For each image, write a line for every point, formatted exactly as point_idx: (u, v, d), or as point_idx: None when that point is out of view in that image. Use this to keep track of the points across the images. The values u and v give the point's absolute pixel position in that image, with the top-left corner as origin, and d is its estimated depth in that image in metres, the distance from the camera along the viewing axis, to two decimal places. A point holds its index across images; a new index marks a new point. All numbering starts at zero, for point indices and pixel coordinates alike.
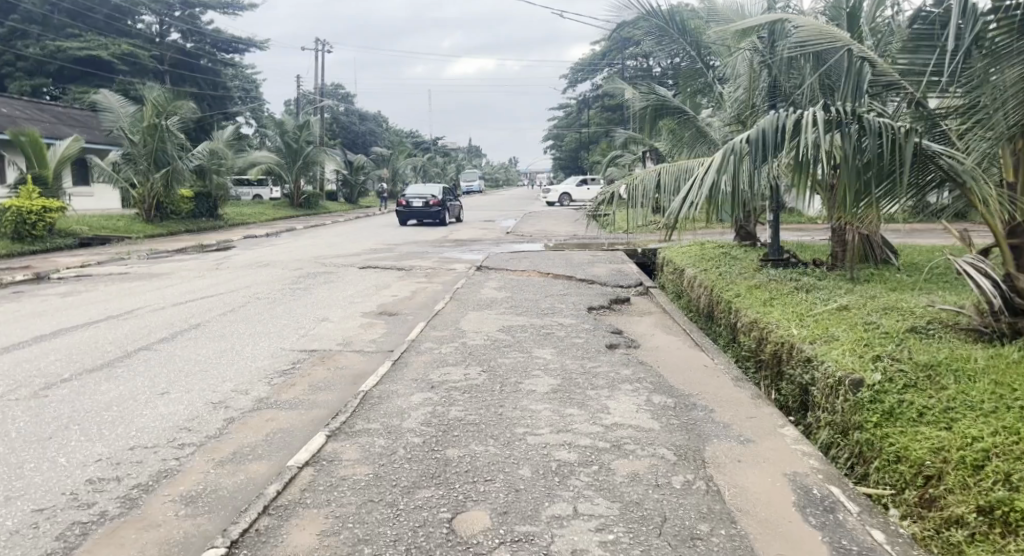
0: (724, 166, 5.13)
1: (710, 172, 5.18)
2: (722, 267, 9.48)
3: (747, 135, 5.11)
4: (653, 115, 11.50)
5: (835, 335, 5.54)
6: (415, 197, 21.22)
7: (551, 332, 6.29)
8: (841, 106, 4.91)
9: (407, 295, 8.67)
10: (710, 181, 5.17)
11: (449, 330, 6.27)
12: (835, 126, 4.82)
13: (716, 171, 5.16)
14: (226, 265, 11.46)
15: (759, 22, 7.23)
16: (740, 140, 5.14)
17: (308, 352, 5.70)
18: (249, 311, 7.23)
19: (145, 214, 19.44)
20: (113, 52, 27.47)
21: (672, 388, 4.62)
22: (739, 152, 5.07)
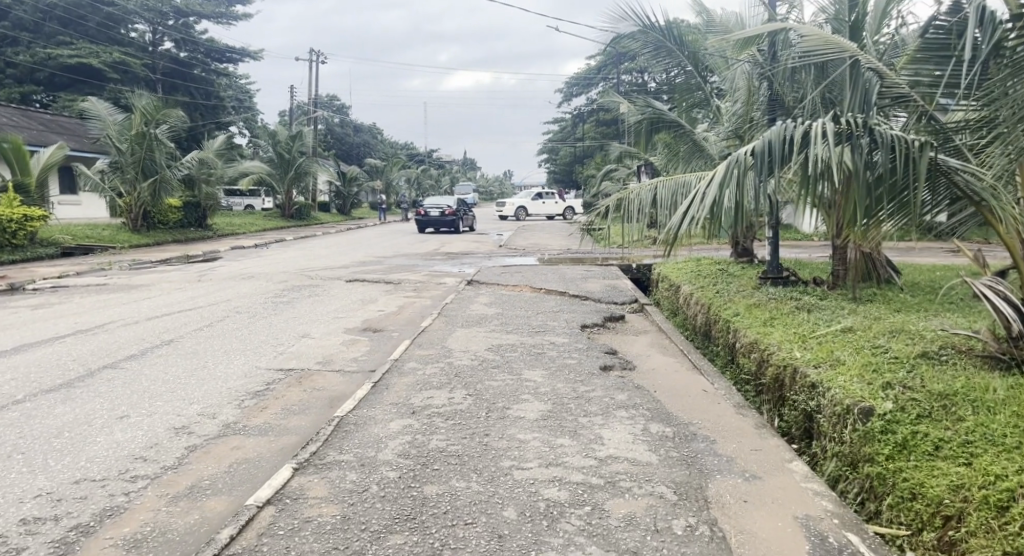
0: (728, 179, 4.88)
1: (713, 187, 4.91)
2: (719, 285, 9.21)
3: (751, 148, 4.91)
4: (648, 128, 11.26)
5: (840, 358, 5.26)
6: (432, 207, 22.40)
7: (543, 351, 6.00)
8: (851, 118, 4.70)
9: (394, 310, 8.37)
10: (713, 196, 4.88)
11: (435, 349, 5.97)
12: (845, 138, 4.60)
13: (719, 184, 4.89)
14: (209, 277, 11.17)
15: (760, 31, 6.97)
16: (744, 153, 4.92)
17: (286, 372, 5.39)
18: (227, 326, 6.92)
19: (132, 223, 19.06)
20: (104, 60, 27.16)
21: (669, 415, 4.33)
22: (744, 164, 4.84)
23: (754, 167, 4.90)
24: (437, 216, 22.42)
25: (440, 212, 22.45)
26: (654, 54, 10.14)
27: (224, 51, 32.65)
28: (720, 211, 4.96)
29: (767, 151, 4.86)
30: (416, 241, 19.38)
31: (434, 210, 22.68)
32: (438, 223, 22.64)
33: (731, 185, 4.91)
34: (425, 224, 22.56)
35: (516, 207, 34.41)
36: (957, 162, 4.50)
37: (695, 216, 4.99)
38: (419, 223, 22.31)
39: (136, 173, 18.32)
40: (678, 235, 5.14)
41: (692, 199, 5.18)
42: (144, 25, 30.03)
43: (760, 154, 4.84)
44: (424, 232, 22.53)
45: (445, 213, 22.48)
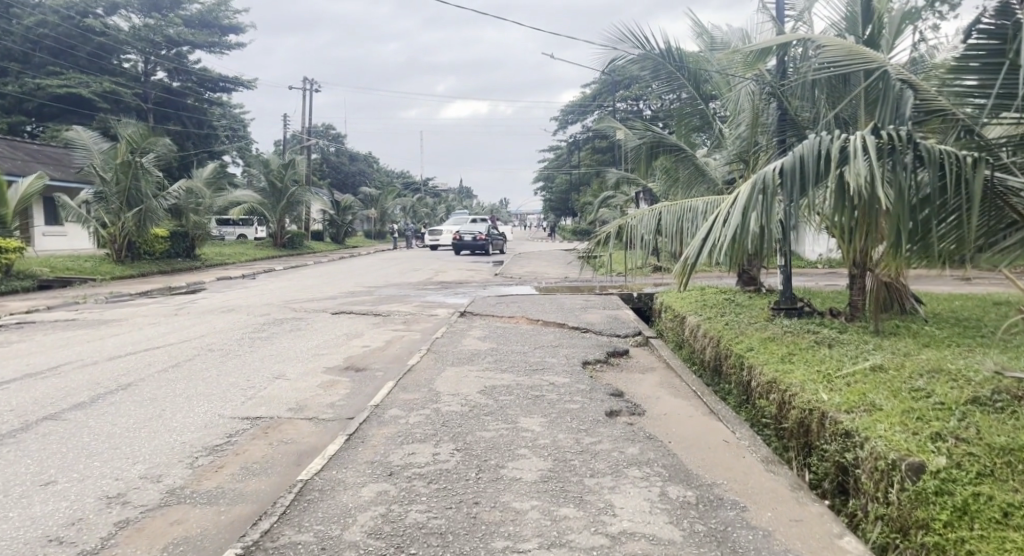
0: (754, 201, 4.38)
1: (737, 211, 4.40)
2: (728, 315, 8.64)
3: (778, 165, 4.44)
4: (647, 153, 10.68)
5: (875, 402, 4.71)
6: (467, 232, 24.51)
7: (541, 394, 5.38)
8: (893, 130, 4.21)
9: (379, 346, 7.77)
10: (738, 221, 4.37)
11: (421, 392, 5.34)
12: (886, 153, 4.11)
13: (745, 207, 4.38)
14: (186, 310, 10.50)
15: (777, 41, 6.48)
16: (770, 171, 4.45)
17: (253, 422, 4.78)
18: (195, 367, 6.32)
19: (115, 254, 18.39)
20: (94, 89, 26.61)
21: (689, 474, 3.74)
22: (772, 185, 4.36)
23: (782, 187, 4.41)
24: (472, 240, 24.56)
25: (473, 236, 24.72)
26: (654, 75, 9.69)
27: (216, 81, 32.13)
28: (745, 238, 4.46)
29: (797, 169, 4.40)
30: (408, 269, 18.75)
31: (468, 235, 25.01)
32: (472, 246, 24.94)
33: (758, 208, 4.42)
34: (461, 248, 25.00)
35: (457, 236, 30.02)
36: (1018, 181, 4.12)
37: (718, 243, 4.48)
38: (457, 246, 24.47)
39: (120, 203, 17.75)
40: (698, 263, 4.62)
41: (713, 223, 4.68)
42: (136, 54, 29.44)
43: (789, 172, 4.38)
44: (459, 254, 25.01)
45: (477, 237, 24.90)
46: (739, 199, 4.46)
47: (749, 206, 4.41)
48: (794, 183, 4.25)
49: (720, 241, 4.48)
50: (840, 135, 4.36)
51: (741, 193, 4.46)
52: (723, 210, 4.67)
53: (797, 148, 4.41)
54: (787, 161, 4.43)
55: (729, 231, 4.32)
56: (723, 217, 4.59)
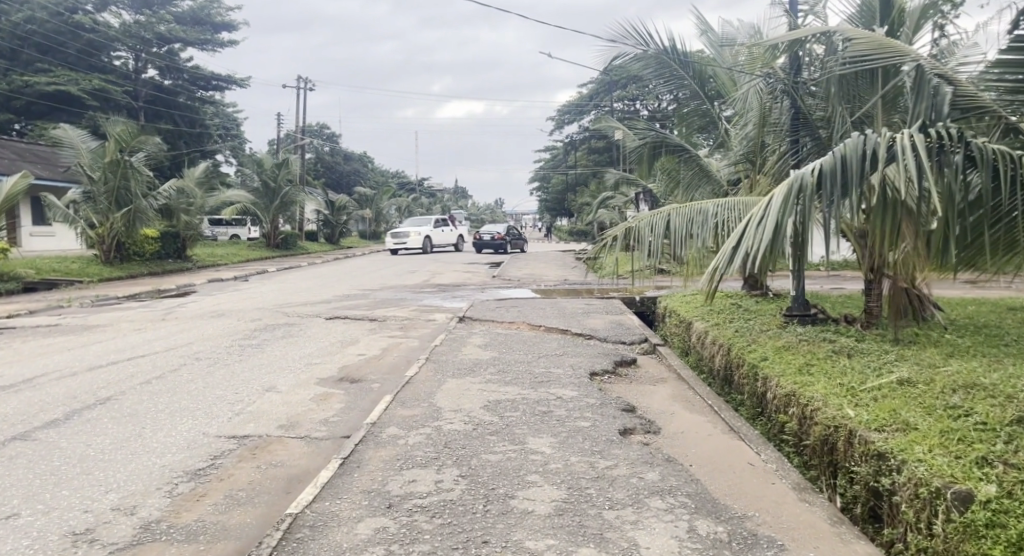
0: (791, 205, 4.23)
1: (774, 215, 4.24)
2: (737, 321, 8.32)
3: (816, 165, 4.29)
4: (649, 153, 10.19)
5: (907, 420, 4.42)
6: (486, 232, 26.38)
7: (548, 410, 5.03)
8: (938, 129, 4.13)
9: (376, 354, 7.42)
10: (776, 224, 4.22)
11: (421, 408, 5.00)
12: (934, 153, 4.07)
13: (782, 211, 4.23)
14: (174, 315, 10.10)
15: (803, 32, 6.10)
16: (807, 172, 4.31)
17: (239, 441, 4.43)
18: (179, 379, 5.95)
19: (103, 254, 17.89)
20: (83, 87, 26.10)
21: (716, 505, 3.43)
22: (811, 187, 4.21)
23: (821, 189, 4.27)
24: (491, 239, 26.53)
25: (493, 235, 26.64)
26: (657, 73, 9.40)
27: (209, 79, 31.69)
28: (781, 242, 4.30)
29: (837, 170, 4.26)
30: (403, 271, 18.39)
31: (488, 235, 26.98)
32: (493, 245, 26.94)
33: (795, 210, 4.29)
34: (483, 246, 26.94)
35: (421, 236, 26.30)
36: None
37: (752, 249, 4.31)
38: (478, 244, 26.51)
39: (109, 203, 17.29)
40: (730, 269, 4.45)
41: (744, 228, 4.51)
42: (126, 52, 28.97)
43: (828, 173, 4.24)
44: (479, 252, 26.94)
45: (497, 236, 26.82)
46: (775, 203, 4.30)
47: (786, 210, 4.26)
48: (839, 185, 4.11)
49: (753, 247, 4.32)
50: (882, 132, 4.26)
51: (776, 195, 4.31)
52: (754, 213, 4.50)
53: (837, 147, 4.27)
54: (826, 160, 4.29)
55: (767, 236, 4.17)
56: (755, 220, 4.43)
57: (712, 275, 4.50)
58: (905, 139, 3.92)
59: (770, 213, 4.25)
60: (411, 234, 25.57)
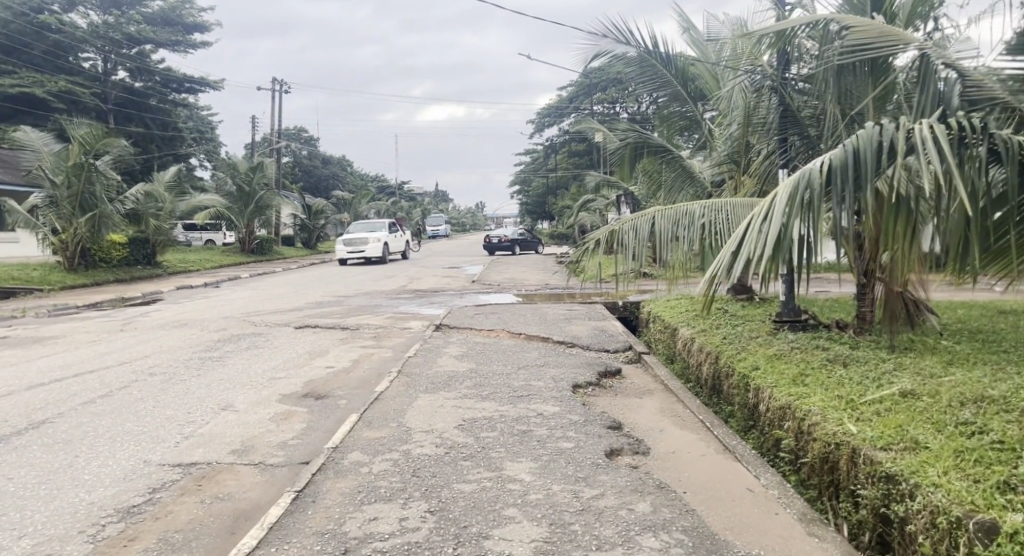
0: (798, 205, 4.04)
1: (780, 215, 4.04)
2: (725, 327, 7.98)
3: (824, 162, 4.10)
4: (630, 155, 9.71)
5: (916, 437, 4.09)
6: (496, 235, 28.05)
7: (528, 430, 4.63)
8: (956, 121, 3.96)
9: (345, 366, 6.98)
10: (783, 226, 4.01)
11: (389, 429, 4.58)
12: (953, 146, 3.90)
13: (788, 211, 4.03)
14: (134, 325, 9.58)
15: (798, 21, 5.80)
16: (815, 169, 4.11)
17: (185, 469, 3.99)
18: (126, 398, 5.48)
19: (67, 261, 17.28)
20: (49, 89, 25.29)
21: (716, 543, 3.07)
22: (820, 185, 4.02)
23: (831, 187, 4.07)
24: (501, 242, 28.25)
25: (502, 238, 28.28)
26: (639, 72, 9.09)
27: (182, 81, 30.99)
28: (788, 245, 4.10)
29: (847, 167, 4.07)
30: (380, 276, 17.92)
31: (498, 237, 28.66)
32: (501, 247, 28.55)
33: (802, 210, 4.09)
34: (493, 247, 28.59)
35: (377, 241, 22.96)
36: None
37: (757, 252, 4.10)
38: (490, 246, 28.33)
39: (72, 208, 16.63)
40: (730, 275, 4.25)
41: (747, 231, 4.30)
42: (95, 54, 28.21)
43: (838, 170, 4.05)
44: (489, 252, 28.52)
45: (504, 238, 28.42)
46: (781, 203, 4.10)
47: (792, 210, 4.07)
48: (849, 181, 3.92)
49: (755, 251, 4.12)
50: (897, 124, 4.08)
51: (781, 195, 4.12)
52: (755, 215, 4.30)
53: (848, 143, 4.08)
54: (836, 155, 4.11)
55: (771, 239, 3.97)
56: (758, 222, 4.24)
57: (711, 280, 4.31)
58: (923, 131, 3.74)
59: (774, 215, 4.06)
60: (368, 241, 22.62)
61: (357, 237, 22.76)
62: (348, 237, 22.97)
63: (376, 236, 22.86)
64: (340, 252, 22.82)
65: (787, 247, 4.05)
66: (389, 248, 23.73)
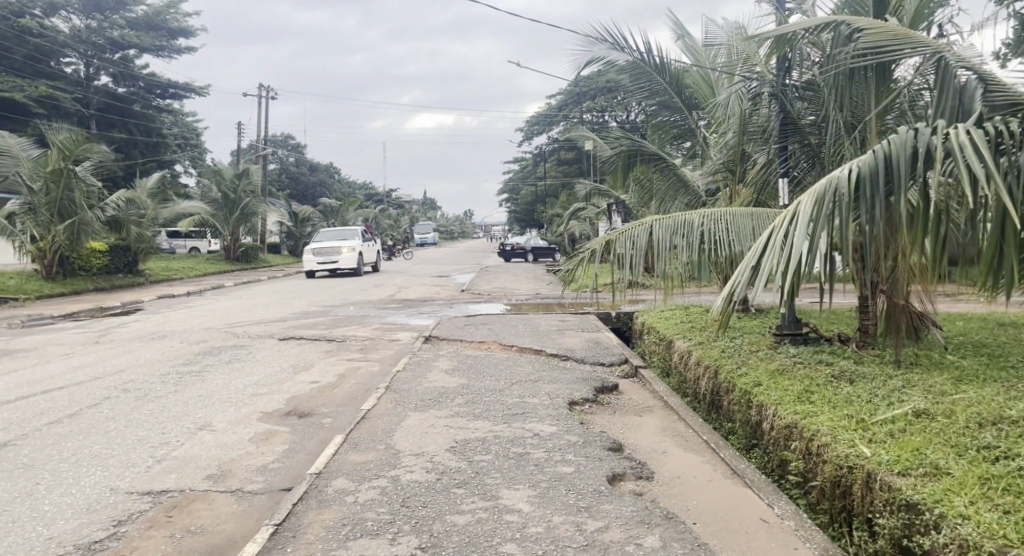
0: (823, 214, 4.01)
1: (805, 225, 4.01)
2: (722, 340, 7.74)
3: (853, 169, 4.06)
4: (624, 164, 9.36)
5: (936, 462, 3.87)
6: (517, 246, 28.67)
7: (525, 452, 4.37)
8: (990, 126, 3.90)
9: (331, 381, 6.70)
10: (808, 235, 3.98)
11: (377, 452, 4.31)
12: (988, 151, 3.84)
13: (814, 221, 4.00)
14: (111, 336, 9.24)
15: (803, 24, 5.60)
16: (842, 177, 4.07)
17: (155, 498, 3.71)
18: (97, 418, 5.18)
19: (45, 269, 16.88)
20: (29, 94, 24.82)
21: None
22: (847, 193, 3.97)
23: (859, 194, 4.03)
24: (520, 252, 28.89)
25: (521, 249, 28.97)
26: (633, 81, 8.89)
27: (167, 87, 30.73)
28: (813, 255, 4.06)
29: (877, 173, 4.02)
30: (367, 285, 17.62)
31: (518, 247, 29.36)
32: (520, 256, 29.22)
33: (828, 219, 4.05)
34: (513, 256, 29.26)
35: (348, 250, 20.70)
36: None
37: (780, 264, 4.07)
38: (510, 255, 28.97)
39: (51, 215, 16.23)
40: (751, 289, 4.21)
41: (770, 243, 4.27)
42: (77, 58, 27.81)
43: (867, 178, 4.00)
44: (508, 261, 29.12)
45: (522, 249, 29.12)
46: (806, 212, 4.07)
47: (817, 219, 4.04)
48: (883, 189, 3.86)
49: (779, 265, 4.07)
50: (930, 129, 4.03)
51: (807, 204, 4.09)
52: (778, 226, 4.28)
53: (879, 149, 4.04)
54: (867, 161, 4.06)
55: (795, 250, 3.94)
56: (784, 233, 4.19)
57: (729, 296, 4.28)
58: (961, 136, 3.69)
59: (799, 224, 4.03)
60: (341, 250, 20.54)
61: (329, 246, 20.55)
62: (318, 246, 20.68)
63: (349, 245, 20.69)
64: (309, 263, 20.49)
65: (814, 260, 4.01)
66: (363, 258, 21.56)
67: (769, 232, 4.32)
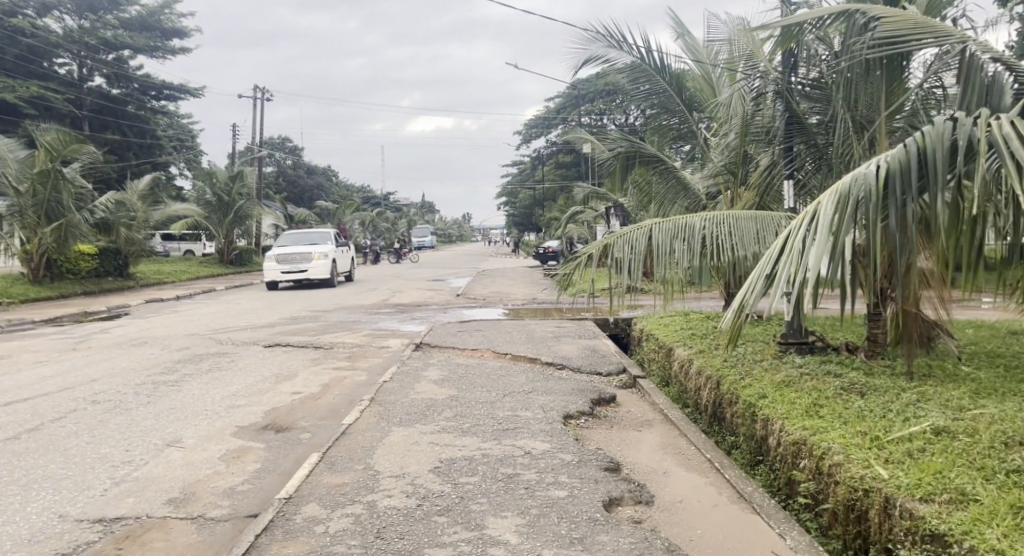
0: (849, 217, 3.71)
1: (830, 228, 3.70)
2: (724, 349, 7.39)
3: (881, 167, 3.75)
4: (622, 165, 9.02)
5: (963, 487, 3.55)
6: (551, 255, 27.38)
7: (514, 474, 4.03)
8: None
9: (314, 392, 6.36)
10: (834, 240, 3.67)
11: (355, 473, 3.99)
12: None
13: (839, 224, 3.69)
14: (90, 343, 8.90)
15: (820, 14, 5.36)
16: (869, 176, 3.78)
17: (106, 527, 3.40)
18: (59, 433, 4.85)
19: (31, 273, 16.54)
20: (20, 95, 24.46)
21: None
22: (876, 193, 3.67)
23: (889, 194, 3.73)
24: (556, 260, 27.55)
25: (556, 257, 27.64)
26: (631, 81, 8.55)
27: (161, 88, 30.40)
28: (838, 261, 3.75)
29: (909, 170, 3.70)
30: (362, 289, 17.29)
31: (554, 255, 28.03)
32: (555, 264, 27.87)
33: (854, 221, 3.74)
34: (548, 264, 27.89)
35: (319, 258, 17.77)
36: None
37: (802, 271, 3.76)
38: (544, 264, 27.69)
39: (38, 217, 15.88)
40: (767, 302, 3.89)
41: (788, 250, 3.96)
42: (70, 59, 27.51)
43: (897, 175, 3.69)
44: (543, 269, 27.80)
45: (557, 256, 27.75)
46: (830, 215, 3.77)
47: (842, 223, 3.73)
48: (919, 187, 3.58)
49: (798, 274, 3.78)
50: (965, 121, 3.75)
51: (829, 207, 3.79)
52: (797, 231, 3.97)
53: (910, 144, 3.74)
54: (898, 156, 3.75)
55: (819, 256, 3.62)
56: (803, 237, 3.89)
57: (743, 308, 3.96)
58: (1005, 129, 3.44)
59: (823, 228, 3.72)
60: (310, 256, 17.63)
61: (296, 252, 17.56)
62: (283, 252, 17.60)
63: (320, 250, 17.71)
64: (272, 272, 17.44)
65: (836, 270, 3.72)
66: (336, 266, 18.56)
67: (786, 238, 4.01)
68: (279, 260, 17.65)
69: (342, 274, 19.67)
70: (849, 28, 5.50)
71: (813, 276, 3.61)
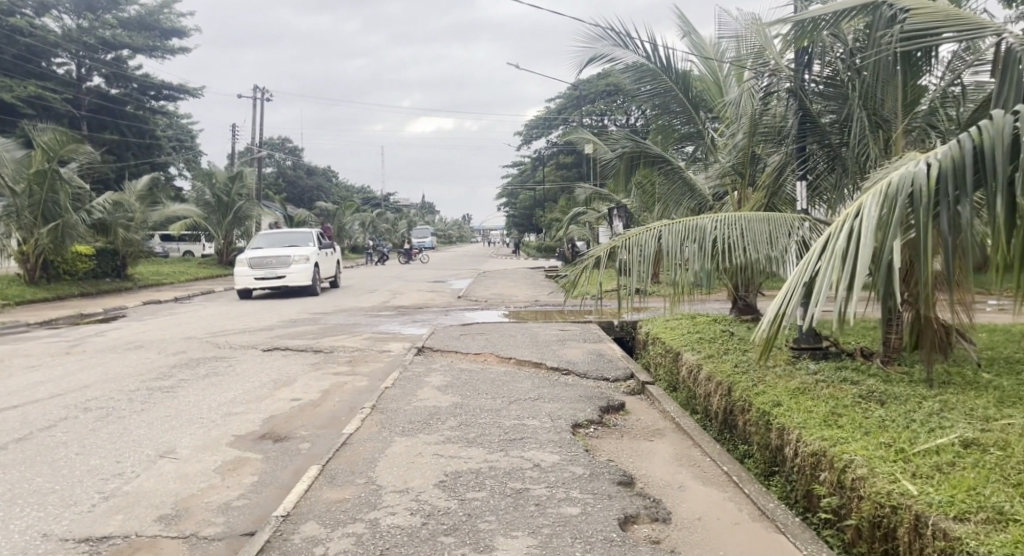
0: (899, 220, 3.53)
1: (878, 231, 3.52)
2: (734, 354, 7.19)
3: (932, 166, 3.57)
4: (626, 166, 8.81)
5: (999, 506, 3.36)
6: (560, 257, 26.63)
7: (524, 488, 3.83)
8: None
9: (314, 399, 6.16)
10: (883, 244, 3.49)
11: (356, 488, 3.79)
12: None
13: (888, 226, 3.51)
14: (85, 346, 8.71)
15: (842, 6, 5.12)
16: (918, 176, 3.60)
17: (93, 546, 3.22)
18: (48, 442, 4.66)
19: (28, 274, 16.34)
20: (18, 95, 24.27)
21: None
22: (928, 193, 3.49)
23: (940, 195, 3.54)
24: None
25: None
26: (637, 81, 8.32)
27: (160, 88, 30.22)
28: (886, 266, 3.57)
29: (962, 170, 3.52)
30: (362, 291, 17.11)
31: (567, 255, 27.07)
32: None
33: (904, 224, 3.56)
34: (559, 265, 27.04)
35: (299, 263, 15.46)
36: None
37: (847, 277, 3.58)
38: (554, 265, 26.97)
39: (34, 217, 15.65)
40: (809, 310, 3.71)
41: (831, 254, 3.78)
42: (68, 59, 27.36)
43: (950, 174, 3.51)
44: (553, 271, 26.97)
45: None
46: (878, 218, 3.59)
47: (891, 225, 3.55)
48: (970, 188, 3.41)
49: (842, 280, 3.61)
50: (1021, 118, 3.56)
51: (876, 209, 3.62)
52: (840, 235, 3.79)
53: (963, 141, 3.56)
54: (950, 153, 3.56)
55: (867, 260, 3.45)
56: (844, 241, 3.72)
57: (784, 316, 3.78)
58: None
59: (870, 232, 3.54)
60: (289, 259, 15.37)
61: (272, 255, 15.26)
62: (257, 255, 15.28)
63: (300, 253, 15.42)
64: (243, 279, 15.10)
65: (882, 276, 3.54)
66: (319, 271, 16.31)
67: (829, 242, 3.83)
68: (252, 265, 15.28)
69: (326, 279, 17.49)
70: (875, 20, 5.36)
71: (859, 283, 3.44)
